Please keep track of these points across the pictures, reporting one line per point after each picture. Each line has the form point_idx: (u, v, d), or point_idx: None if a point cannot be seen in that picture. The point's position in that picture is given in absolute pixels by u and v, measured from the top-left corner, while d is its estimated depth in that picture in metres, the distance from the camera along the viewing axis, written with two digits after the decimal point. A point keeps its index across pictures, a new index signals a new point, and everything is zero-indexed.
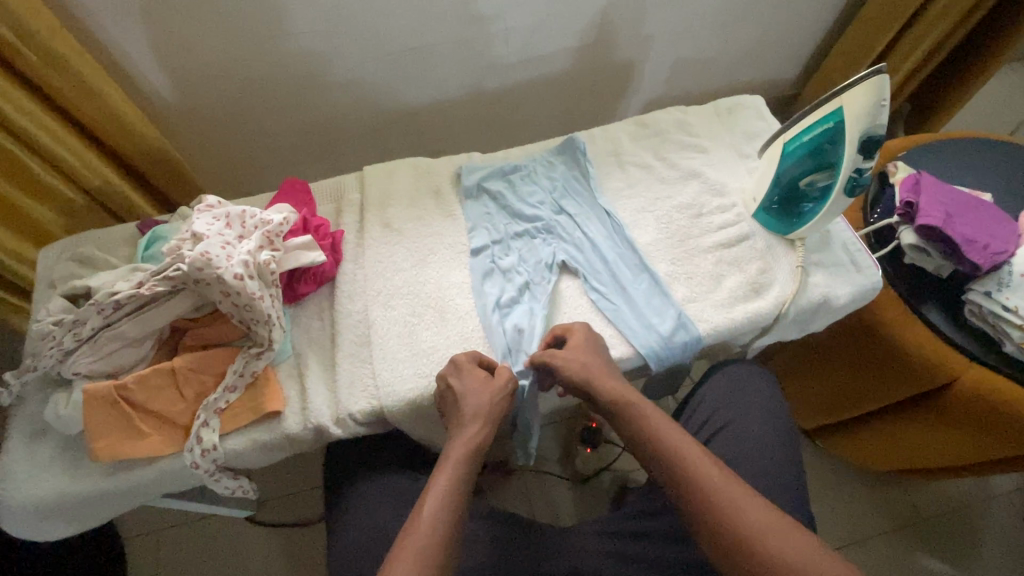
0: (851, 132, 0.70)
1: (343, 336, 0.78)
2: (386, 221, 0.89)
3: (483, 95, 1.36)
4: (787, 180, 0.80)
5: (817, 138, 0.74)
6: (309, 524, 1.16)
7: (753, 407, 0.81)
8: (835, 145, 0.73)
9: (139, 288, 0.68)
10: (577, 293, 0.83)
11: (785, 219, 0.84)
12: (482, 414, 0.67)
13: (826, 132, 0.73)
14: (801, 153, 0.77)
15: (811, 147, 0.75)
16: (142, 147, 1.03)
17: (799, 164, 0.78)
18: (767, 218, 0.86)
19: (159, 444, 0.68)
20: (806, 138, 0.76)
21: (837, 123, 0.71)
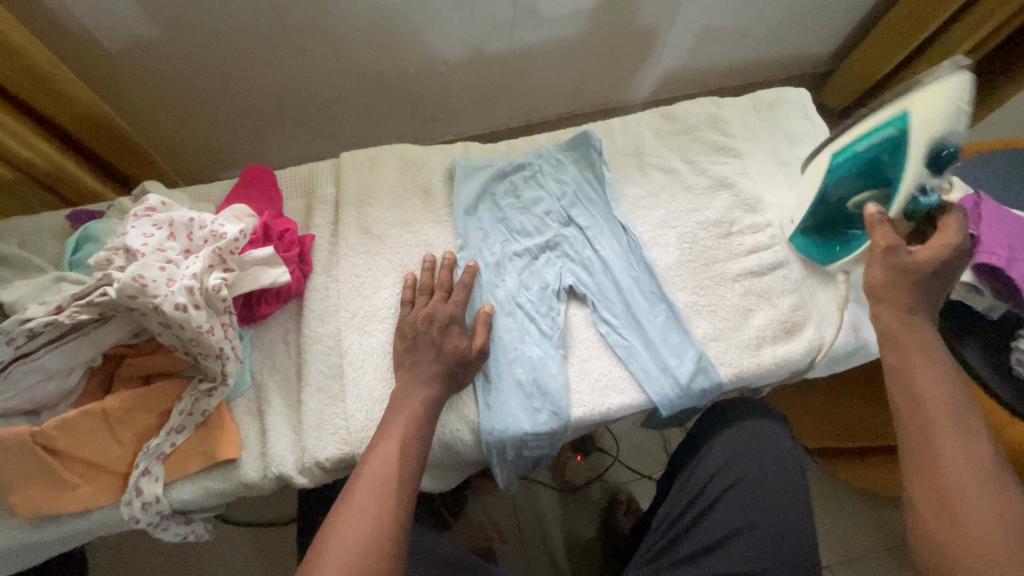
0: (917, 142, 0.58)
1: (311, 368, 0.67)
2: (365, 224, 0.76)
3: (483, 57, 1.18)
4: (834, 201, 0.69)
5: (876, 149, 0.62)
6: (255, 524, 1.04)
7: (760, 466, 0.72)
8: (894, 158, 0.61)
9: (59, 314, 0.56)
10: (584, 324, 0.72)
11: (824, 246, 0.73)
12: (402, 443, 0.57)
13: (885, 142, 0.61)
14: (852, 167, 0.65)
15: (869, 160, 0.63)
16: (74, 109, 0.88)
17: (849, 182, 0.66)
18: (805, 242, 0.74)
19: (92, 495, 0.59)
20: (859, 150, 0.63)
21: (901, 130, 0.60)
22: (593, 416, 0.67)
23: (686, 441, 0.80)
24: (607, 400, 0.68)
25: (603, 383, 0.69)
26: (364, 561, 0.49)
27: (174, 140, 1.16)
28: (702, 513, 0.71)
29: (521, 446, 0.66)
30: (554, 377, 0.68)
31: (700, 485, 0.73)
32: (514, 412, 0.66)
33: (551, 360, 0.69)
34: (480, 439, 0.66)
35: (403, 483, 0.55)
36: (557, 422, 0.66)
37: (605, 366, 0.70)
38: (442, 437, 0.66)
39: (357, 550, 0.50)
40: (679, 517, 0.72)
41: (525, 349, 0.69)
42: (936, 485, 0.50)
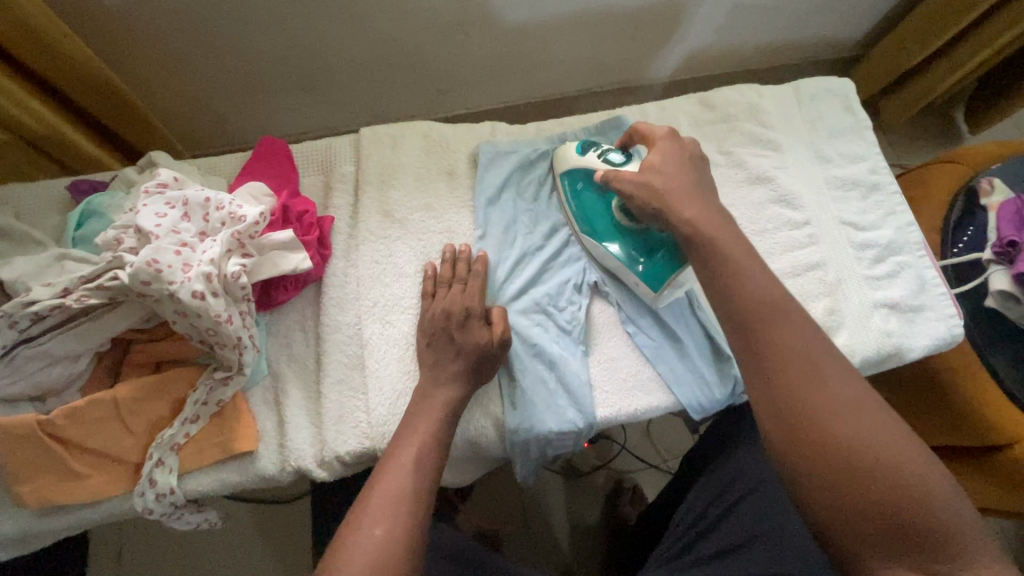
0: (578, 163, 0.71)
1: (329, 358, 0.64)
2: (385, 207, 0.72)
3: (502, 26, 1.11)
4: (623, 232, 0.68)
5: (588, 184, 0.71)
6: (255, 504, 1.01)
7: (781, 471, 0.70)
8: (591, 185, 0.71)
9: (66, 297, 0.53)
10: (608, 324, 0.70)
11: (653, 266, 0.65)
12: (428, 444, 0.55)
13: (585, 189, 0.71)
14: (600, 209, 0.70)
15: (596, 189, 0.70)
16: (66, 68, 0.81)
17: (607, 218, 0.69)
18: (644, 270, 0.66)
19: (104, 485, 0.56)
20: (587, 212, 0.71)
21: (578, 183, 0.72)
22: (617, 417, 0.65)
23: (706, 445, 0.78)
24: (632, 401, 0.66)
25: (630, 384, 0.67)
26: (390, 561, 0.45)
27: (173, 104, 1.10)
28: (720, 515, 0.70)
29: (545, 445, 0.64)
30: (578, 376, 0.66)
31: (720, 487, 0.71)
32: (537, 411, 0.64)
33: (572, 357, 0.67)
34: (501, 436, 0.65)
35: (432, 488, 0.52)
36: (582, 422, 0.64)
37: (631, 367, 0.67)
38: (462, 433, 0.64)
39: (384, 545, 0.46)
40: (699, 519, 0.71)
41: (546, 345, 0.67)
42: (871, 499, 0.42)
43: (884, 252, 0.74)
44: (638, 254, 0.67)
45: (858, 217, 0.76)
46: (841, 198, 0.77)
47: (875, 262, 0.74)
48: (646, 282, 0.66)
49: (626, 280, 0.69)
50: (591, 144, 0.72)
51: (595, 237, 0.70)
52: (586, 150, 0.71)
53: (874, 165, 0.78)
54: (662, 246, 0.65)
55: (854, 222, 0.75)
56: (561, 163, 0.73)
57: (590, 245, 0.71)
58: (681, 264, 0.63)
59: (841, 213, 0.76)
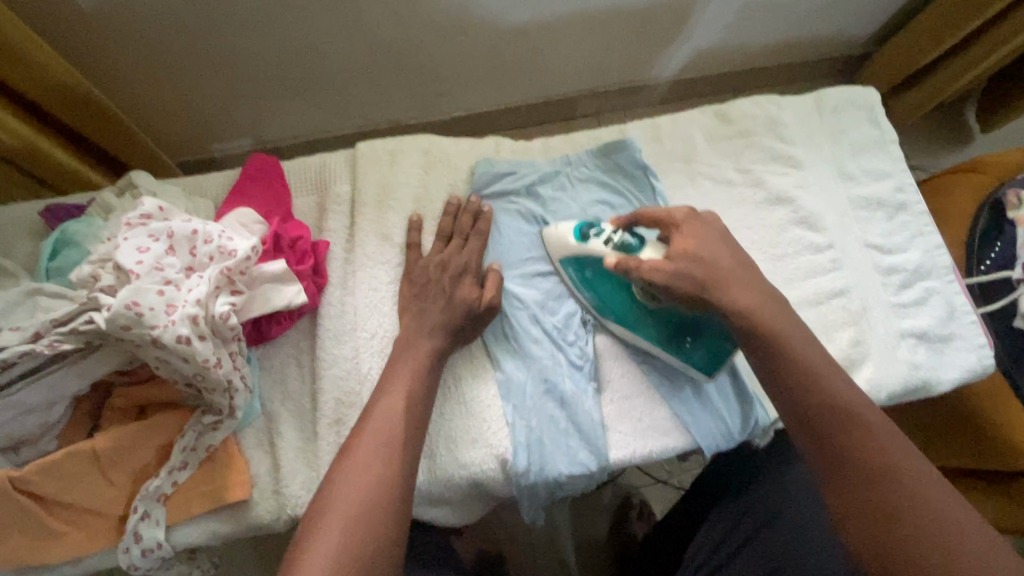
0: (590, 252, 0.63)
1: (325, 397, 0.60)
2: (384, 231, 0.67)
3: (502, 28, 1.06)
4: (653, 317, 0.64)
5: (601, 273, 0.65)
6: None
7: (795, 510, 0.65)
8: (607, 276, 0.65)
9: (37, 343, 0.48)
10: (620, 358, 0.66)
11: (696, 351, 0.63)
12: None
13: (602, 276, 0.65)
14: (619, 295, 0.65)
15: (609, 279, 0.65)
16: (38, 80, 0.76)
17: (632, 305, 0.64)
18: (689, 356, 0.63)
19: (84, 541, 0.52)
20: (604, 299, 0.65)
21: (593, 272, 0.65)
22: (632, 457, 0.62)
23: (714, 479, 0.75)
24: (647, 442, 0.62)
25: (646, 422, 0.63)
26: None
27: (157, 112, 1.05)
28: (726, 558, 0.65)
29: (555, 487, 0.61)
30: (590, 413, 0.62)
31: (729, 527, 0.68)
32: (547, 451, 0.60)
33: (584, 395, 0.63)
34: (508, 477, 0.60)
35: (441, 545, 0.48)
36: (596, 465, 0.60)
37: (646, 404, 0.64)
38: (466, 476, 0.59)
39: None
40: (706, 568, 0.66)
41: (556, 381, 0.63)
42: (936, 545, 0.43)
43: (911, 277, 0.70)
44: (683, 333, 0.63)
45: (883, 237, 0.72)
46: (865, 217, 0.73)
47: (901, 288, 0.70)
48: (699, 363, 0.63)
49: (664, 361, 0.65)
50: (591, 227, 0.64)
51: (621, 324, 0.65)
52: (586, 236, 0.64)
53: (899, 182, 0.74)
54: (707, 326, 0.62)
55: (879, 242, 0.71)
56: (560, 251, 0.66)
57: (616, 330, 0.66)
58: (730, 342, 0.62)
59: (865, 232, 0.72)
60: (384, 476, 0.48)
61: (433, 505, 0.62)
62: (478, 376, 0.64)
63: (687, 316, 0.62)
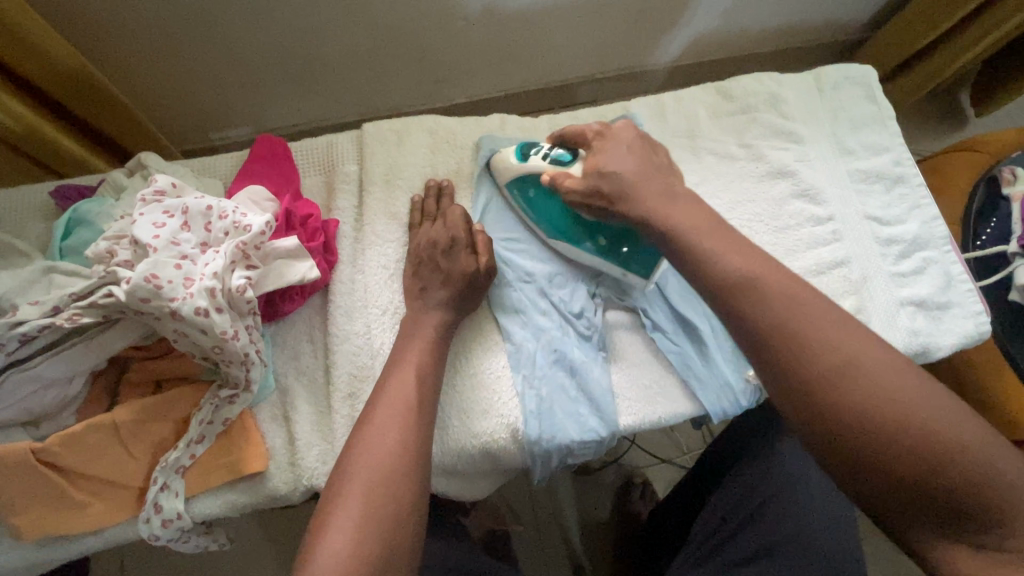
0: (529, 169, 0.65)
1: (339, 370, 0.61)
2: (393, 209, 0.68)
3: (503, 11, 1.06)
4: (586, 227, 0.66)
5: (538, 188, 0.66)
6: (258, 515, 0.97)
7: (804, 489, 0.65)
8: (542, 191, 0.67)
9: (57, 316, 0.49)
10: (627, 330, 0.67)
11: (633, 262, 0.65)
12: None
13: (539, 193, 0.67)
14: (555, 209, 0.67)
15: (545, 193, 0.67)
16: (43, 63, 0.76)
17: (567, 218, 0.67)
18: (625, 264, 0.66)
19: (106, 514, 0.53)
20: (543, 213, 0.68)
21: (532, 187, 0.67)
22: (642, 424, 0.63)
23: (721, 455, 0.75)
24: (657, 409, 0.64)
25: (654, 390, 0.64)
26: (369, 546, 0.44)
27: (159, 99, 1.05)
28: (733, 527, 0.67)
29: (566, 454, 0.62)
30: (599, 381, 0.63)
31: (737, 498, 0.68)
32: (558, 417, 0.61)
33: (593, 363, 0.64)
34: (520, 445, 0.61)
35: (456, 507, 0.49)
36: (606, 430, 0.61)
37: (653, 372, 0.65)
38: (479, 444, 0.61)
39: (366, 534, 0.44)
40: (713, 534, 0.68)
41: (566, 351, 0.64)
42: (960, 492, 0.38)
43: (909, 247, 0.72)
44: (616, 243, 0.66)
45: (882, 211, 0.73)
46: (864, 192, 0.74)
47: (900, 260, 0.72)
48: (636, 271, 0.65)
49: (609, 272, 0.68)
50: (529, 148, 0.67)
51: (562, 237, 0.67)
52: (527, 155, 0.66)
53: (898, 157, 0.76)
54: (638, 236, 0.64)
55: (879, 216, 0.73)
56: (503, 171, 0.68)
57: (559, 246, 0.68)
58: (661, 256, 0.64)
59: (865, 206, 0.73)
60: (401, 442, 0.50)
61: (448, 475, 0.63)
62: (489, 347, 0.65)
63: (618, 227, 0.64)
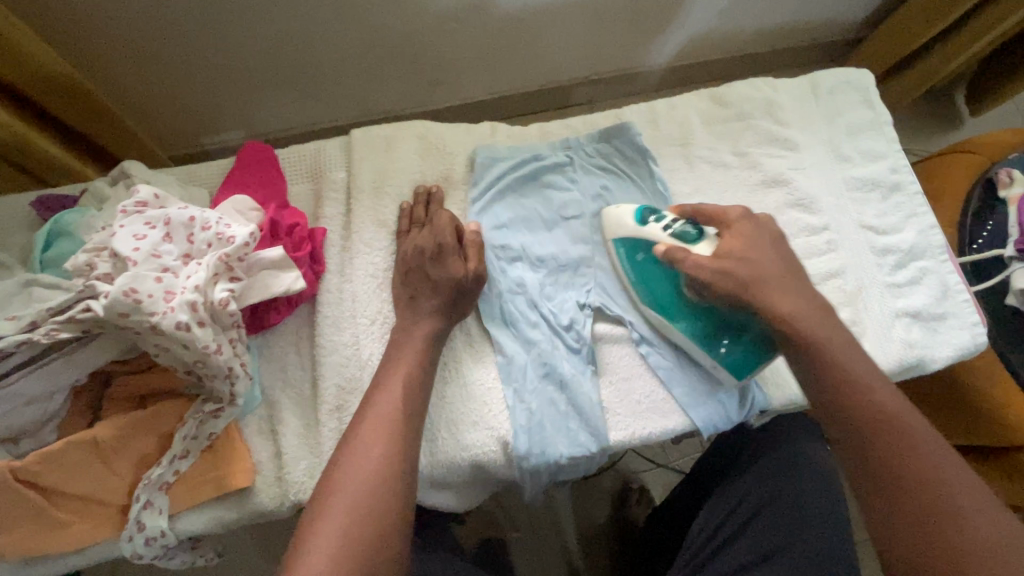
0: (646, 235, 0.63)
1: (326, 383, 0.60)
2: (382, 218, 0.67)
3: (495, 15, 1.05)
4: (691, 310, 0.63)
5: (650, 256, 0.64)
6: None
7: (797, 489, 0.66)
8: (652, 260, 0.64)
9: (34, 331, 0.48)
10: (618, 344, 0.66)
11: (733, 355, 0.61)
12: None
13: (648, 260, 0.65)
14: (663, 281, 0.64)
15: (657, 264, 0.64)
16: (26, 70, 0.74)
17: (673, 295, 0.63)
18: (725, 357, 0.62)
19: (87, 532, 0.52)
20: (647, 283, 0.65)
21: (643, 253, 0.65)
22: (632, 439, 0.62)
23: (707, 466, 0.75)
24: (647, 424, 0.63)
25: (645, 405, 0.63)
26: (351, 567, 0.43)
27: (147, 104, 1.03)
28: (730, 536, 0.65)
29: (556, 470, 0.61)
30: (588, 396, 0.62)
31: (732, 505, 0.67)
32: (546, 434, 0.60)
33: (583, 377, 0.63)
34: (509, 460, 0.60)
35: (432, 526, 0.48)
36: (595, 446, 0.61)
37: (644, 387, 0.64)
38: (468, 460, 0.60)
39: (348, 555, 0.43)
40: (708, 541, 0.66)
41: (555, 364, 0.63)
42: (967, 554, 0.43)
43: (905, 257, 0.71)
44: (719, 334, 0.62)
45: (878, 217, 0.72)
46: (860, 198, 0.73)
47: (896, 266, 0.71)
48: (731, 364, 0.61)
49: (700, 360, 0.64)
50: (651, 212, 0.64)
51: (660, 313, 0.64)
52: (647, 219, 0.64)
53: (894, 162, 0.75)
54: (752, 327, 0.60)
55: (874, 222, 0.72)
56: (615, 231, 0.67)
57: (657, 321, 0.65)
58: (771, 355, 0.60)
59: (861, 212, 0.73)
60: (387, 460, 0.49)
61: (437, 490, 0.62)
62: (478, 361, 0.64)
63: (729, 315, 0.61)
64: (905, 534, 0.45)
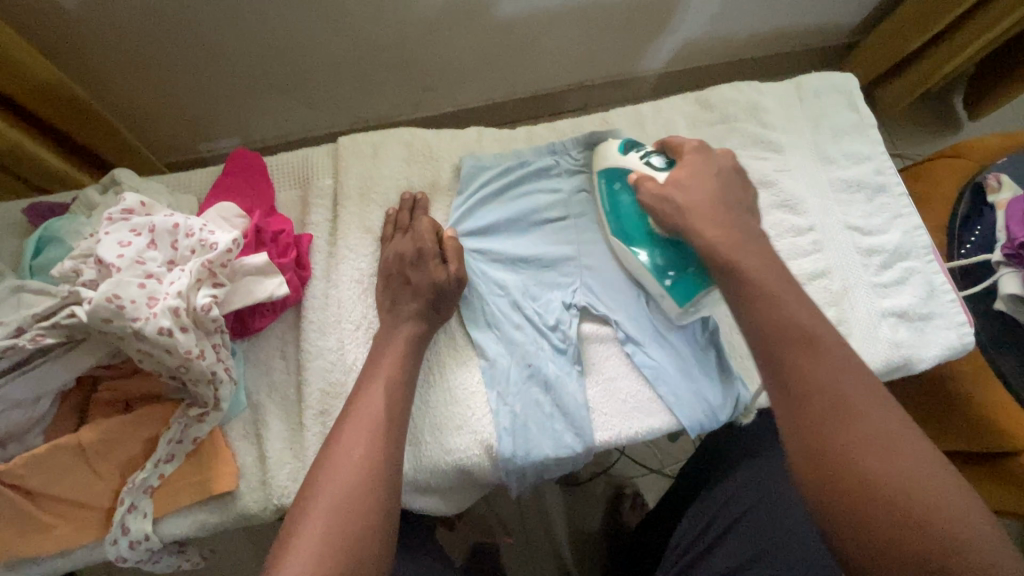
0: (623, 161, 0.67)
1: (311, 387, 0.60)
2: (367, 223, 0.68)
3: (486, 21, 1.06)
4: (654, 237, 0.65)
5: (625, 185, 0.67)
6: None
7: (779, 495, 0.65)
8: (625, 189, 0.67)
9: (20, 337, 0.49)
10: (604, 344, 0.66)
11: (677, 286, 0.63)
12: None
13: (621, 187, 0.67)
14: (631, 210, 0.67)
15: (630, 193, 0.67)
16: (22, 80, 0.76)
17: (640, 222, 0.66)
18: (671, 284, 0.64)
19: (72, 536, 0.53)
20: (618, 206, 0.68)
21: (617, 180, 0.68)
22: (617, 439, 0.62)
23: (693, 479, 0.75)
24: (633, 424, 0.63)
25: (631, 405, 0.64)
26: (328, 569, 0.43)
27: (143, 112, 1.05)
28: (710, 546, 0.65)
29: (542, 470, 0.61)
30: (574, 396, 0.63)
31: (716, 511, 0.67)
32: (532, 434, 0.61)
33: (568, 377, 0.63)
34: (494, 461, 0.61)
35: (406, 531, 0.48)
36: (580, 446, 0.61)
37: (630, 388, 0.64)
38: (453, 461, 0.60)
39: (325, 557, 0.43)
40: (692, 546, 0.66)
41: (540, 365, 0.63)
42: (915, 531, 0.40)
43: (891, 259, 0.71)
44: (667, 266, 0.64)
45: (864, 220, 0.72)
46: (846, 201, 0.73)
47: (882, 270, 0.71)
48: (677, 292, 0.63)
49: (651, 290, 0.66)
50: (634, 145, 0.68)
51: (624, 241, 0.67)
52: (629, 150, 0.67)
53: (879, 166, 0.75)
54: (694, 263, 0.63)
55: (860, 226, 0.72)
56: (599, 161, 0.70)
57: (619, 249, 0.68)
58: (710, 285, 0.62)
59: (846, 215, 0.73)
60: (365, 463, 0.49)
61: (422, 493, 0.62)
62: (463, 362, 0.64)
63: (682, 247, 0.63)
64: (882, 547, 0.41)
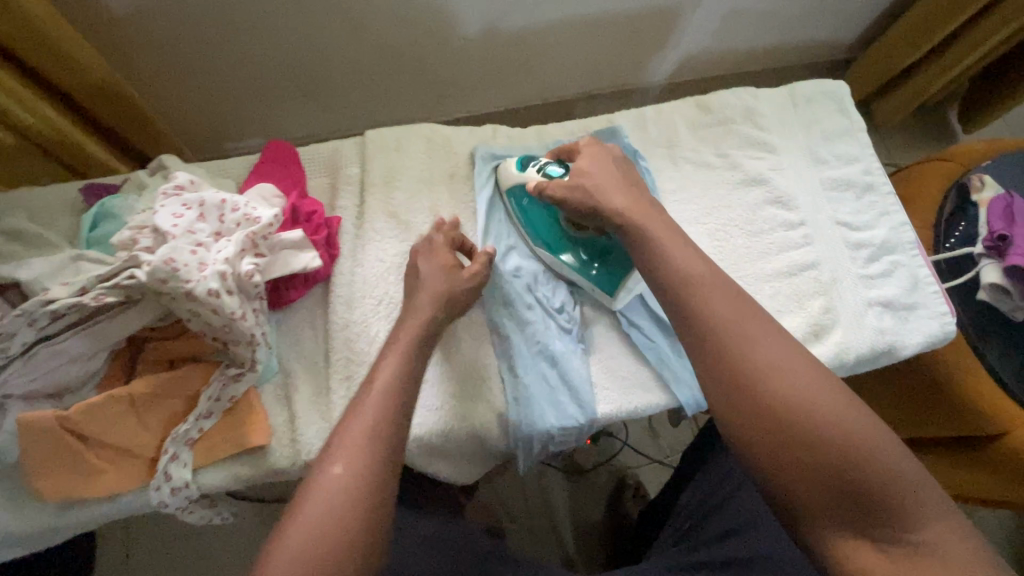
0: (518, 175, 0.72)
1: (337, 355, 0.66)
2: (391, 209, 0.74)
3: (501, 32, 1.13)
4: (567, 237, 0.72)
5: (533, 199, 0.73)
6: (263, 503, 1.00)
7: None
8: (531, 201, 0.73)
9: (83, 295, 0.54)
10: (606, 326, 0.71)
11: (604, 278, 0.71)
12: None
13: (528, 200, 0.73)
14: (542, 216, 0.73)
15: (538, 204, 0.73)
16: (78, 75, 0.82)
17: (551, 228, 0.72)
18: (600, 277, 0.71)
19: (119, 481, 0.58)
20: (527, 217, 0.73)
21: (523, 196, 0.73)
22: (618, 413, 0.67)
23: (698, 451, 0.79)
24: (633, 399, 0.68)
25: (631, 382, 0.68)
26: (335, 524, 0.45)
27: (177, 110, 1.12)
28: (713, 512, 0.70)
29: (547, 441, 0.65)
30: (578, 372, 0.68)
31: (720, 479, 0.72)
32: (539, 405, 0.65)
33: (573, 355, 0.69)
34: (504, 429, 0.65)
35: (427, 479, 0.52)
36: (583, 417, 0.65)
37: (630, 367, 0.69)
38: (467, 428, 0.65)
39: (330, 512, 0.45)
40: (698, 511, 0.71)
41: (548, 343, 0.68)
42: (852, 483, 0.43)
43: (878, 251, 0.76)
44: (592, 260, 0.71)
45: (853, 215, 0.77)
46: (836, 198, 0.79)
47: (869, 261, 0.76)
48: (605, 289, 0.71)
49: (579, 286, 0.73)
50: (528, 160, 0.73)
51: (546, 248, 0.72)
52: (526, 166, 0.72)
53: (867, 166, 0.80)
54: (619, 253, 0.70)
55: (849, 221, 0.77)
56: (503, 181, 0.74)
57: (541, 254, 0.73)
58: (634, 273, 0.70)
59: (836, 211, 0.78)
60: None
61: (436, 459, 0.67)
62: (477, 339, 0.69)
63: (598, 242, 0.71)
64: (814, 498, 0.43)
